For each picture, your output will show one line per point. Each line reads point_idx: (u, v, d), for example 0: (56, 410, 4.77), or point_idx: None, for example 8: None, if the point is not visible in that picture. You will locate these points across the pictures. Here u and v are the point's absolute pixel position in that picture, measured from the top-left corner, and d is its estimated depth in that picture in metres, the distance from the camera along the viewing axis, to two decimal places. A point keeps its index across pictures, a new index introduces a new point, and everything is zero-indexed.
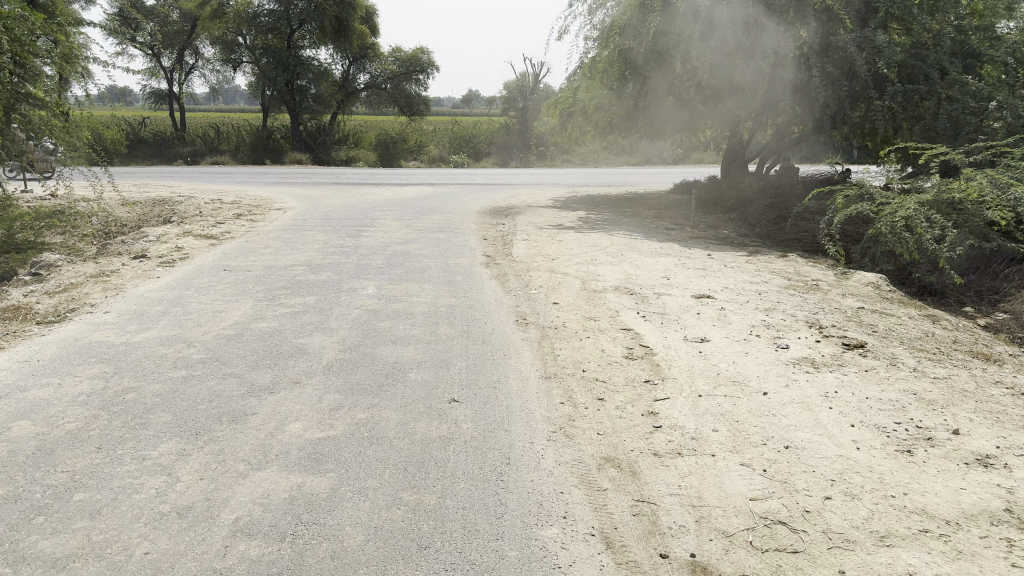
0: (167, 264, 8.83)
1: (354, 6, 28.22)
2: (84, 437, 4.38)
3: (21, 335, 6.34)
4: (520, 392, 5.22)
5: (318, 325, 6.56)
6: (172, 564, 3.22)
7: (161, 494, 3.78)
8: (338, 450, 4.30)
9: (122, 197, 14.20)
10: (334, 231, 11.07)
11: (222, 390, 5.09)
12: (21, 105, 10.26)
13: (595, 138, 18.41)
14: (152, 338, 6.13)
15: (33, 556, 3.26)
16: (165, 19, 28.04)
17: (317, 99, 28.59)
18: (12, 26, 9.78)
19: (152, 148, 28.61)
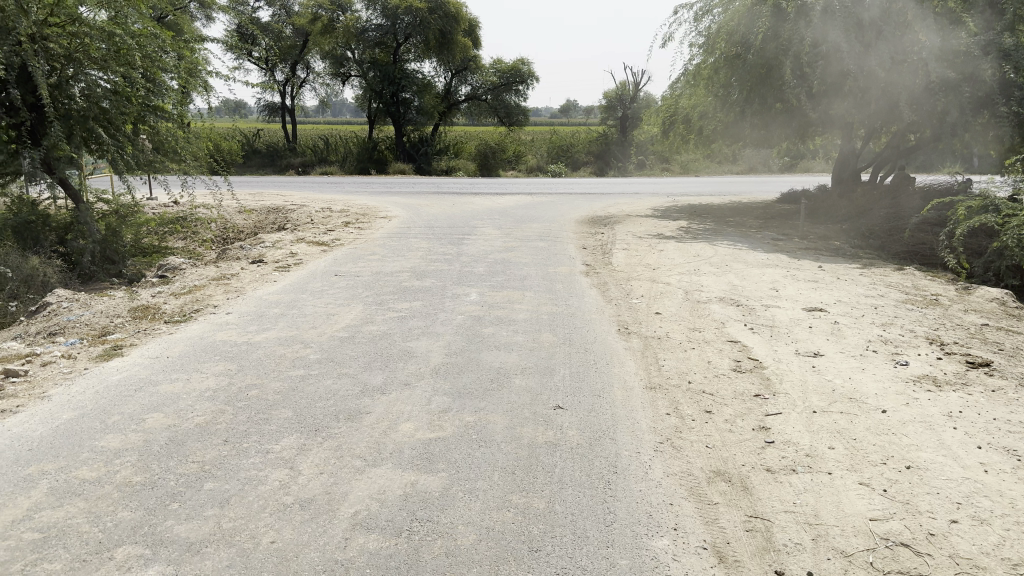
0: (283, 269, 9.23)
1: (457, 19, 28.78)
2: (212, 429, 4.64)
3: (151, 333, 6.75)
4: (625, 402, 5.20)
5: (425, 329, 6.73)
6: (297, 554, 3.37)
7: (285, 486, 3.97)
8: (448, 450, 4.40)
9: (240, 204, 14.97)
10: (438, 239, 11.33)
11: (338, 389, 5.29)
12: (150, 117, 10.98)
13: (697, 146, 18.20)
14: (271, 338, 6.44)
15: (169, 540, 3.46)
16: (279, 35, 29.21)
17: (420, 111, 29.32)
18: (145, 43, 10.51)
19: (265, 159, 30.02)
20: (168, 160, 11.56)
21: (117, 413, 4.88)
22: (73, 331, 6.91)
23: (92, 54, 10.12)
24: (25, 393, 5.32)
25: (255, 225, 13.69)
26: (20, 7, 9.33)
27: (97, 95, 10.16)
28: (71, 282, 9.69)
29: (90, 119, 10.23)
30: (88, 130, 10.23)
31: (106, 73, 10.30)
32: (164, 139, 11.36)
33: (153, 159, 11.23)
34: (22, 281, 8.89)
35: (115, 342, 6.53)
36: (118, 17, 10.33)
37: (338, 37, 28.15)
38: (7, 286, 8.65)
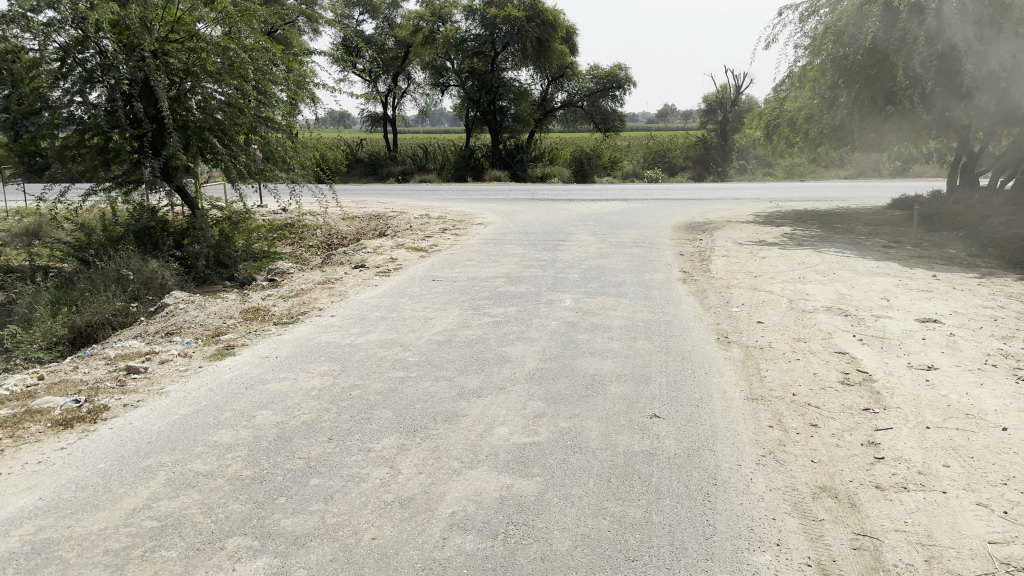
0: (383, 274, 9.51)
1: (555, 26, 28.79)
2: (318, 427, 4.83)
3: (261, 334, 7.09)
4: (725, 413, 5.09)
5: (520, 334, 6.79)
6: (397, 552, 3.46)
7: (385, 484, 4.09)
8: (543, 455, 4.42)
9: (343, 212, 15.52)
10: (533, 245, 11.42)
11: (436, 391, 5.41)
12: (261, 127, 11.44)
13: (803, 151, 17.62)
14: (373, 340, 6.65)
15: (277, 533, 3.62)
16: (382, 47, 30.11)
17: (516, 118, 29.39)
18: (256, 57, 10.91)
19: (367, 168, 31.02)
20: (278, 169, 12.00)
21: (229, 410, 5.15)
22: (189, 331, 7.34)
23: (208, 68, 10.70)
24: (145, 388, 5.69)
25: (357, 231, 14.14)
26: (143, 24, 10.18)
27: (212, 107, 10.72)
28: (188, 284, 10.29)
29: (206, 129, 10.90)
30: (203, 139, 10.97)
31: (220, 86, 10.86)
32: (274, 149, 11.81)
33: (264, 168, 11.73)
34: (143, 283, 9.49)
35: (227, 342, 6.88)
36: (232, 32, 10.86)
37: (438, 48, 28.76)
38: (130, 287, 9.29)
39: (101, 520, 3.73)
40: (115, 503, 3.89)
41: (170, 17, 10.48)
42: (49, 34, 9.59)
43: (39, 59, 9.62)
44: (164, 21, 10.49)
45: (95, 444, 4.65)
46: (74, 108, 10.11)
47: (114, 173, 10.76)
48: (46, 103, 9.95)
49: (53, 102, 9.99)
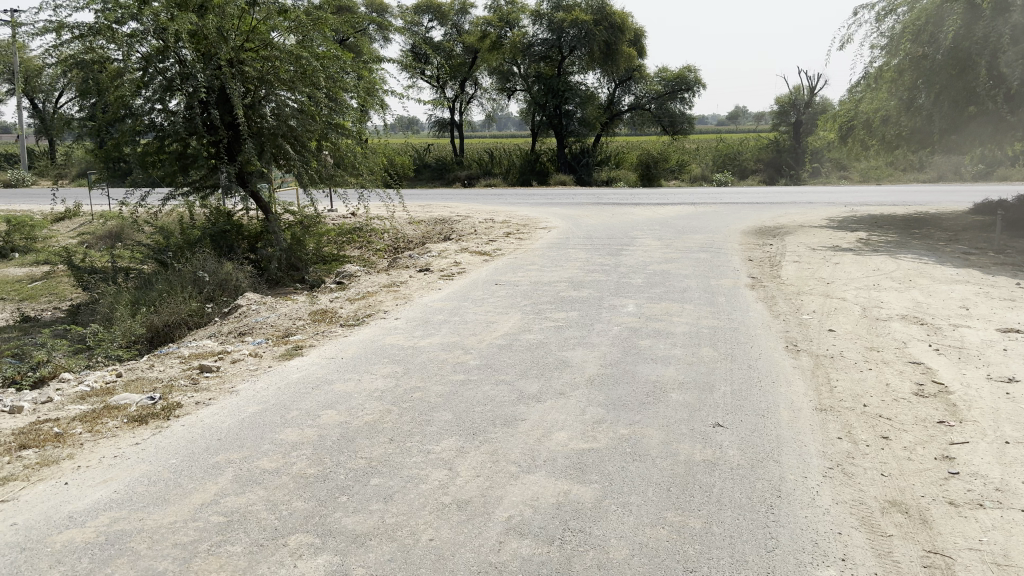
0: (447, 278, 9.60)
1: (622, 29, 28.64)
2: (380, 428, 4.92)
3: (328, 335, 7.26)
4: (791, 423, 4.95)
5: (581, 339, 6.76)
6: (453, 554, 3.49)
7: (443, 486, 4.13)
8: (602, 462, 4.40)
9: (410, 216, 15.74)
10: (596, 250, 11.35)
11: (495, 395, 5.44)
12: (332, 134, 11.69)
13: (879, 155, 16.97)
14: (435, 343, 6.73)
15: (338, 531, 3.70)
16: (450, 53, 30.36)
17: (582, 122, 29.13)
18: (327, 65, 11.23)
19: (434, 172, 31.41)
20: (347, 174, 12.34)
21: (295, 409, 5.28)
22: (259, 332, 7.56)
23: (281, 76, 10.94)
24: (217, 386, 5.89)
25: (422, 235, 14.33)
26: (220, 34, 10.47)
27: (285, 114, 10.99)
28: (260, 286, 10.60)
29: (280, 136, 11.15)
30: (278, 146, 11.22)
31: (293, 93, 11.12)
32: (344, 155, 12.08)
33: (334, 174, 12.07)
34: (218, 285, 9.83)
35: (296, 343, 7.06)
36: (305, 41, 11.13)
37: (506, 53, 28.95)
38: (205, 289, 9.64)
39: (171, 513, 3.87)
40: (185, 498, 4.04)
41: (246, 26, 10.85)
42: (133, 45, 10.06)
43: (123, 69, 10.08)
44: (240, 30, 10.83)
45: (168, 440, 4.83)
46: (155, 116, 10.52)
47: (192, 178, 11.15)
48: (129, 111, 10.36)
49: (135, 110, 10.40)
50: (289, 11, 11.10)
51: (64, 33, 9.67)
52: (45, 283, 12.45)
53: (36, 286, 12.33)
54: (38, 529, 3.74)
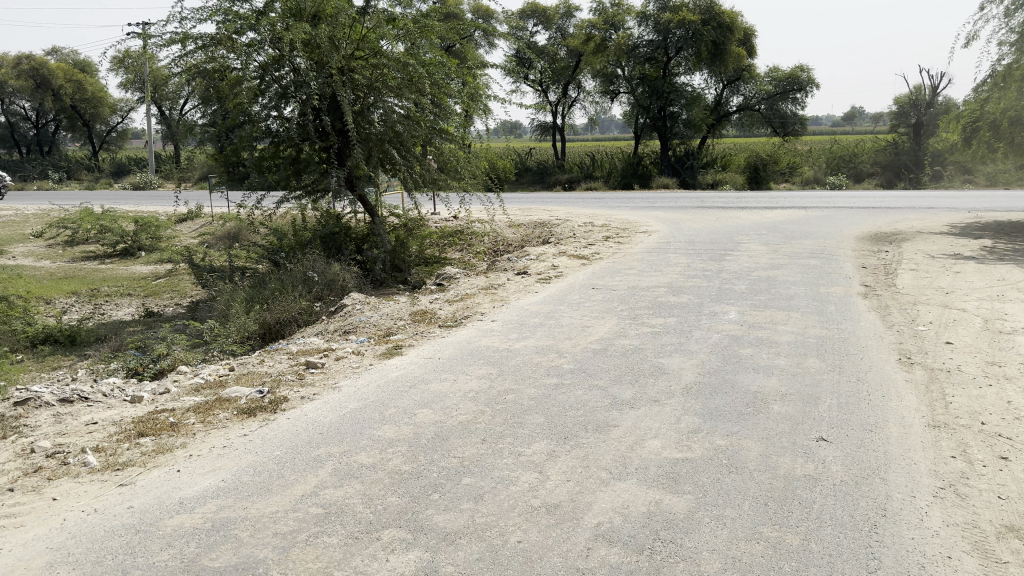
0: (545, 281, 9.63)
1: (732, 28, 27.75)
2: (473, 428, 4.98)
3: (426, 336, 7.42)
4: (901, 440, 4.68)
5: (678, 346, 6.63)
6: (540, 557, 3.49)
7: (533, 489, 4.14)
8: (696, 473, 4.30)
9: (510, 219, 15.89)
10: (698, 254, 11.11)
11: (588, 400, 5.41)
12: (436, 139, 11.94)
13: (1009, 158, 15.63)
14: (530, 346, 6.76)
15: (429, 528, 3.77)
16: (553, 57, 30.80)
17: (687, 124, 28.53)
18: (433, 71, 11.32)
19: (535, 176, 31.59)
20: (450, 179, 12.53)
21: (393, 407, 5.42)
22: (363, 331, 7.81)
23: (389, 83, 11.29)
24: (321, 382, 6.14)
25: (522, 238, 14.42)
26: (332, 43, 10.84)
27: (392, 120, 11.30)
28: (365, 286, 10.94)
29: (386, 141, 11.47)
30: (384, 151, 11.54)
31: (401, 100, 11.45)
32: (448, 160, 12.25)
33: (437, 178, 12.27)
34: (326, 284, 10.20)
35: (396, 342, 7.25)
36: (413, 49, 11.35)
37: (611, 55, 28.85)
38: (314, 288, 10.03)
39: (274, 503, 4.06)
40: (286, 489, 4.22)
41: (356, 35, 11.22)
42: (251, 54, 10.63)
43: (242, 76, 10.67)
44: (351, 39, 11.21)
45: (273, 433, 5.06)
46: (271, 122, 11.08)
47: (304, 182, 11.66)
48: (248, 116, 10.90)
49: (253, 115, 10.94)
50: (397, 19, 11.39)
51: (189, 44, 10.29)
52: (169, 280, 13.29)
53: (160, 282, 13.19)
54: (151, 512, 4.00)
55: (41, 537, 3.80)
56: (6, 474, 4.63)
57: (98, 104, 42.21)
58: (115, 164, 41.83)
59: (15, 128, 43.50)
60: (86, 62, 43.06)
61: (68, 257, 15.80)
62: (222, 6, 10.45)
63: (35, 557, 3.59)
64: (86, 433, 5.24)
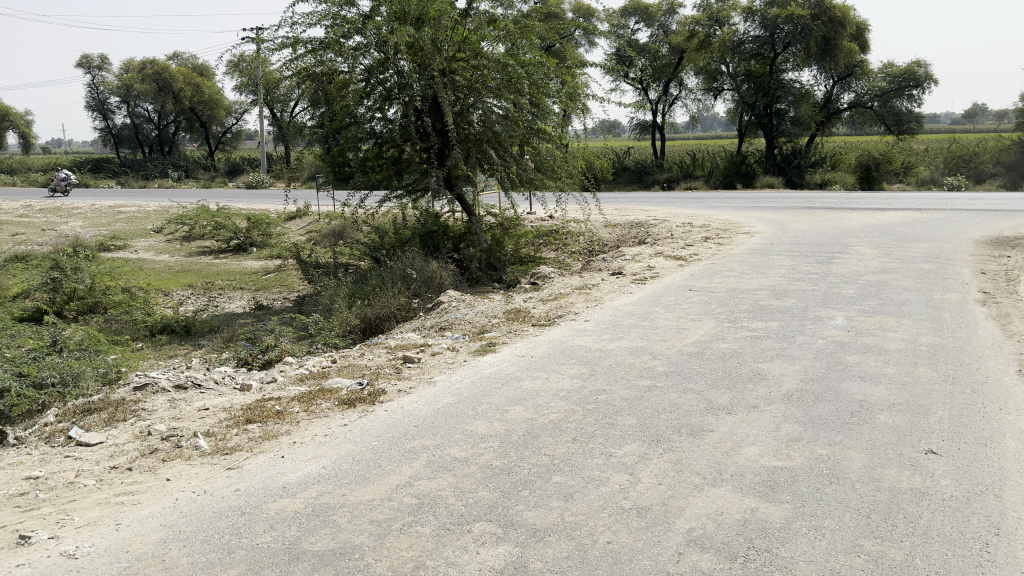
0: (640, 282, 9.55)
1: (844, 23, 26.72)
2: (564, 427, 5.01)
3: (520, 334, 7.48)
4: (1020, 456, 4.40)
5: (779, 351, 6.44)
6: (630, 559, 3.48)
7: (624, 491, 4.12)
8: (795, 482, 4.17)
9: (606, 219, 15.80)
10: (803, 257, 10.73)
11: (683, 403, 5.33)
12: (534, 139, 11.91)
13: None
14: (623, 346, 6.72)
15: (519, 523, 3.82)
16: (655, 54, 30.62)
17: (794, 122, 27.53)
18: (532, 72, 11.39)
19: (633, 175, 31.31)
20: (547, 178, 12.52)
21: (485, 403, 5.50)
22: (458, 328, 7.94)
23: (489, 83, 11.49)
24: (417, 376, 6.31)
25: (618, 238, 14.30)
26: (434, 45, 11.05)
27: (491, 121, 11.46)
28: (461, 283, 11.13)
29: (484, 141, 11.66)
30: (482, 150, 11.75)
31: (499, 100, 11.59)
32: (545, 159, 12.26)
33: (534, 178, 12.27)
34: (424, 281, 10.44)
35: (490, 340, 7.33)
36: (513, 49, 11.44)
37: (714, 52, 28.31)
38: (413, 285, 10.28)
39: (370, 491, 4.20)
40: (382, 478, 4.36)
41: (458, 37, 11.44)
42: (357, 57, 10.96)
43: (349, 79, 11.04)
44: (453, 40, 11.44)
45: (371, 424, 5.23)
46: (376, 123, 11.44)
47: (405, 182, 11.92)
48: (353, 118, 11.26)
49: (359, 117, 11.30)
50: (499, 20, 11.48)
51: (299, 48, 10.73)
52: (278, 275, 13.92)
53: (269, 277, 13.82)
54: (256, 496, 4.22)
55: (155, 514, 4.07)
56: (126, 454, 4.98)
57: (215, 106, 44.52)
58: (229, 164, 43.99)
59: (140, 129, 46.44)
60: (204, 67, 45.43)
61: (186, 252, 16.78)
62: (331, 10, 10.85)
63: (150, 533, 3.85)
64: (199, 418, 5.57)
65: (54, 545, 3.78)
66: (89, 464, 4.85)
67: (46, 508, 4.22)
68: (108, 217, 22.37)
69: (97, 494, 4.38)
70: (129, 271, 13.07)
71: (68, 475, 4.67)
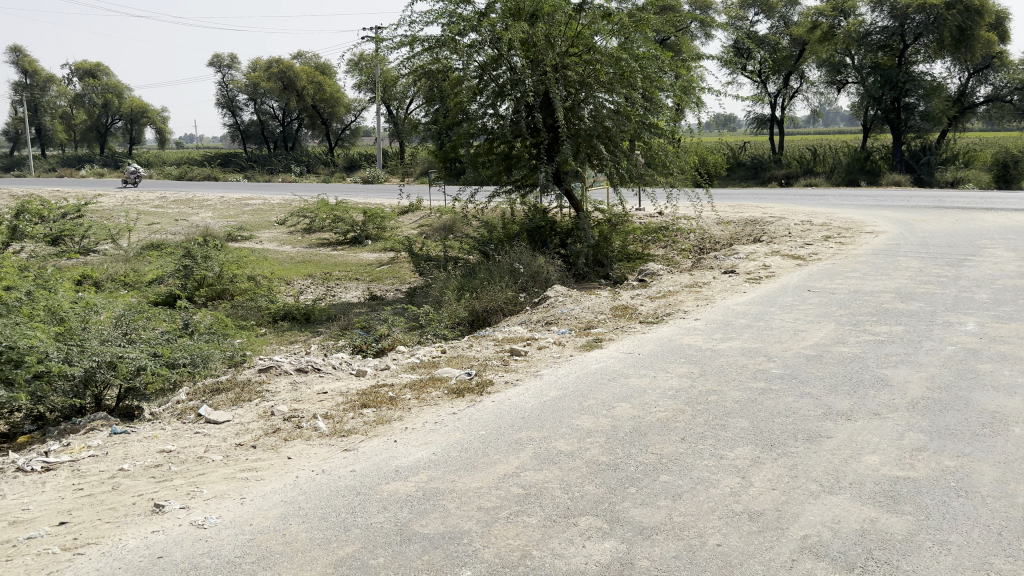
0: (754, 281, 9.27)
1: (982, 12, 24.85)
2: (673, 426, 4.93)
3: (627, 331, 7.42)
4: None
5: (904, 357, 6.11)
6: (741, 562, 3.40)
7: (735, 493, 4.03)
8: (918, 493, 3.95)
9: (718, 217, 15.46)
10: (931, 259, 10.11)
11: (799, 408, 5.15)
12: (645, 134, 11.72)
13: None
14: (736, 347, 6.55)
15: (626, 520, 3.79)
16: (775, 46, 29.66)
17: (924, 116, 26.06)
18: (646, 65, 11.23)
19: (749, 171, 30.54)
20: (657, 174, 12.30)
21: (592, 398, 5.50)
22: (564, 322, 7.96)
23: (601, 78, 11.37)
24: (523, 369, 6.37)
25: (731, 236, 13.92)
26: (548, 40, 11.12)
27: (602, 115, 11.48)
28: (567, 279, 11.16)
29: (595, 136, 11.61)
30: (592, 145, 11.68)
31: (612, 95, 11.43)
32: (656, 155, 12.06)
33: (644, 173, 12.12)
34: (531, 276, 10.50)
35: (596, 336, 7.30)
36: (626, 43, 11.27)
37: (838, 44, 27.15)
38: (520, 279, 10.37)
39: (479, 479, 4.28)
40: (489, 467, 4.43)
41: (572, 32, 11.39)
42: (471, 55, 11.21)
43: (463, 77, 11.30)
44: (566, 36, 11.41)
45: (479, 413, 5.33)
46: (487, 119, 11.52)
47: (514, 178, 12.03)
48: (466, 115, 11.41)
49: (471, 114, 11.43)
50: (614, 14, 11.39)
51: (417, 46, 11.03)
52: (391, 267, 14.35)
53: (382, 269, 14.27)
54: (370, 477, 4.38)
55: (277, 490, 4.29)
56: (251, 433, 5.27)
57: (336, 104, 46.34)
58: (347, 159, 45.53)
59: (265, 126, 48.80)
60: (325, 66, 47.27)
61: (307, 243, 17.56)
62: (448, 9, 11.07)
63: (272, 508, 4.06)
64: (317, 401, 5.83)
65: (186, 514, 4.05)
66: (217, 440, 5.17)
67: (179, 480, 4.52)
68: (237, 208, 23.71)
69: (225, 469, 4.65)
70: (255, 260, 13.80)
71: (198, 450, 4.99)
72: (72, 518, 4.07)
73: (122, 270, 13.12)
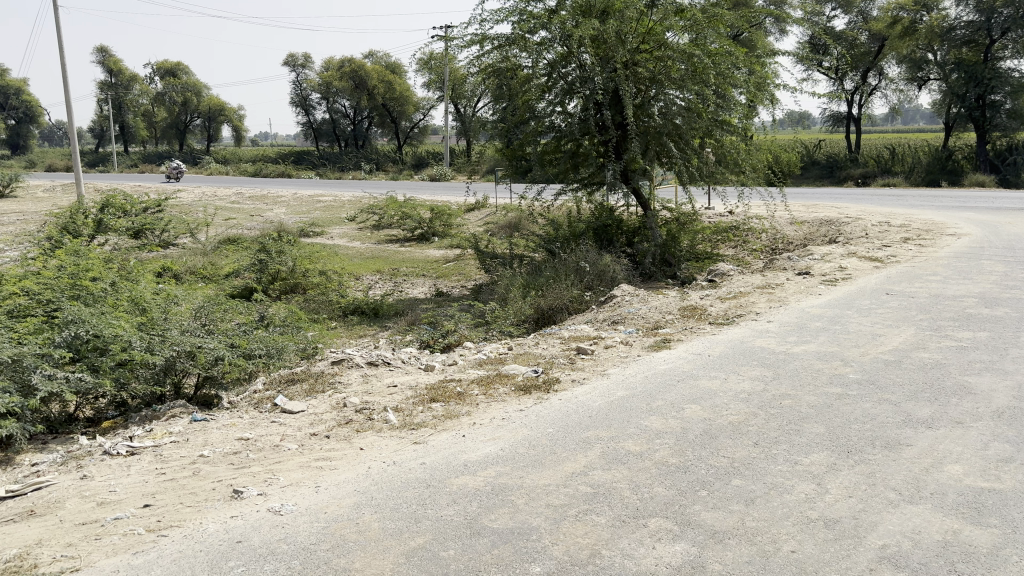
0: (830, 282, 9.05)
1: None
2: (745, 429, 4.85)
3: (696, 331, 7.32)
4: None
5: (989, 365, 5.85)
6: (816, 570, 3.32)
7: (810, 500, 3.93)
8: (1005, 506, 3.78)
9: (792, 217, 15.11)
10: (1019, 263, 9.65)
11: (877, 414, 4.99)
12: (717, 131, 11.61)
13: None
14: (811, 351, 6.39)
15: (697, 523, 3.74)
16: (854, 42, 28.87)
17: (1011, 114, 24.78)
18: (718, 61, 11.04)
19: (824, 169, 29.82)
20: (728, 172, 12.08)
21: (660, 399, 5.44)
22: (632, 322, 7.91)
23: (672, 75, 11.24)
24: (590, 368, 6.35)
25: (805, 236, 13.59)
26: (619, 37, 11.07)
27: (672, 113, 11.29)
28: (634, 278, 11.07)
29: (665, 134, 11.52)
30: (661, 143, 11.60)
31: (682, 92, 11.28)
32: (727, 152, 11.89)
33: (715, 172, 11.93)
34: (597, 275, 10.45)
35: (664, 336, 7.22)
36: (698, 39, 11.12)
37: (920, 39, 26.24)
38: (586, 278, 10.35)
39: (547, 476, 4.29)
40: (557, 465, 4.43)
41: (643, 28, 11.27)
42: (540, 52, 11.21)
43: (532, 75, 11.37)
44: (638, 32, 11.29)
45: (546, 411, 5.33)
46: (555, 117, 11.54)
47: (581, 175, 12.09)
48: (534, 113, 11.50)
49: (539, 113, 11.51)
50: (686, 10, 11.14)
51: (487, 44, 11.12)
52: (458, 264, 14.49)
53: (449, 266, 14.42)
54: (440, 471, 4.43)
55: (350, 480, 4.38)
56: (325, 423, 5.39)
57: (405, 103, 46.98)
58: (414, 158, 46.01)
59: (337, 125, 49.89)
60: (395, 66, 47.96)
61: (376, 239, 17.88)
62: (519, 7, 11.10)
63: (345, 497, 4.15)
64: (388, 394, 5.93)
65: (263, 501, 4.17)
66: (293, 429, 5.31)
67: (256, 467, 4.66)
68: (309, 205, 24.31)
69: (300, 457, 4.78)
70: (325, 255, 14.13)
71: (274, 439, 5.14)
72: (156, 501, 4.24)
73: (200, 263, 13.60)
